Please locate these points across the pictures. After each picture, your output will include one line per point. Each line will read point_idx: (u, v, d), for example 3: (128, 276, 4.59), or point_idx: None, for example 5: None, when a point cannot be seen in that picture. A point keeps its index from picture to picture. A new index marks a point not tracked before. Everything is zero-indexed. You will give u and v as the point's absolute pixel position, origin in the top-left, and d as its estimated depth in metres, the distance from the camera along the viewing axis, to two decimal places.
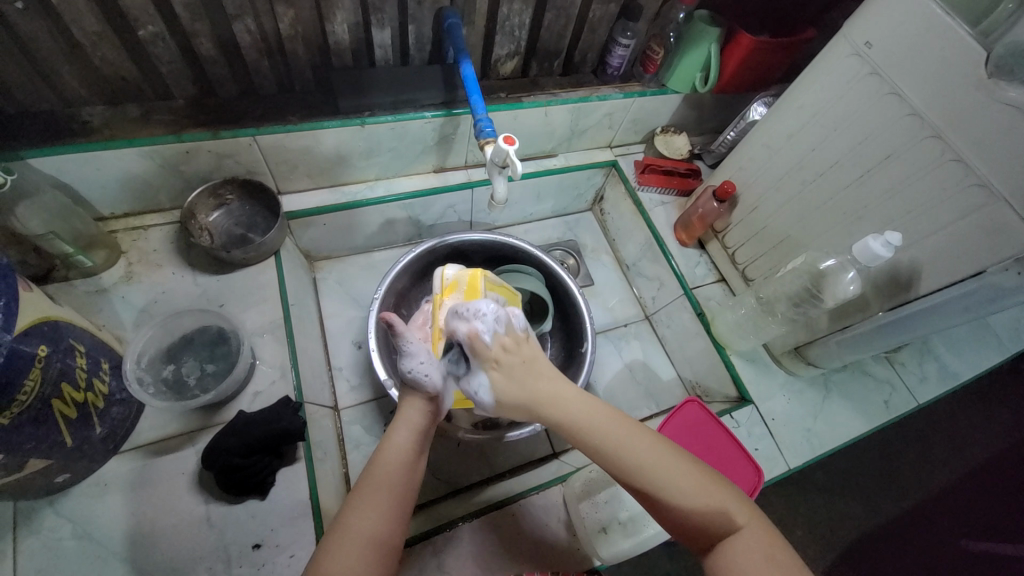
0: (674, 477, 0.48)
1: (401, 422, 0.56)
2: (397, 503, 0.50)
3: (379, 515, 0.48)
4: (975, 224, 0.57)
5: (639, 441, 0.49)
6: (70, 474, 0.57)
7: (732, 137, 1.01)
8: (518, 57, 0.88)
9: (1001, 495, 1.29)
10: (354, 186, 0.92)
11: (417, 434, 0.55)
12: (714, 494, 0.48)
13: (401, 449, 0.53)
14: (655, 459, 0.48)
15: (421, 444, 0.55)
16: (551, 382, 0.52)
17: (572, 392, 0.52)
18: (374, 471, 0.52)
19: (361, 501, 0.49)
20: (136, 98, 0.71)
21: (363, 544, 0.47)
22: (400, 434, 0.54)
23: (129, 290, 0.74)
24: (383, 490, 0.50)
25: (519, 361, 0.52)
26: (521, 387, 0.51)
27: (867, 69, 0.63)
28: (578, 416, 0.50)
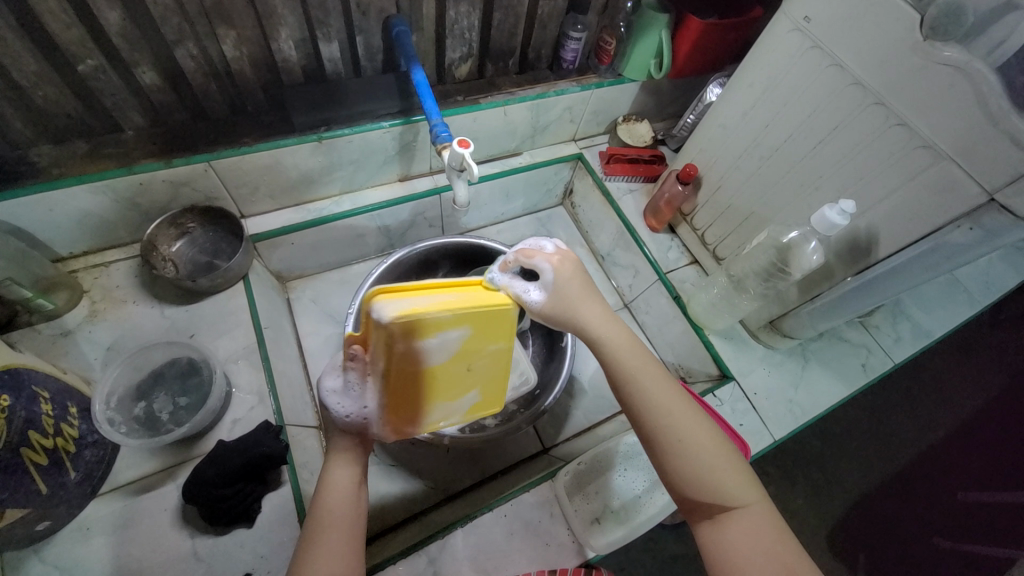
0: (710, 456, 0.49)
1: (338, 463, 0.55)
2: (351, 530, 0.51)
3: (338, 547, 0.49)
4: (925, 184, 0.58)
5: (674, 406, 0.51)
6: (50, 521, 0.56)
7: (691, 120, 1.02)
8: (471, 59, 0.88)
9: (988, 445, 1.33)
10: (320, 203, 0.91)
11: (355, 467, 0.56)
12: (735, 478, 0.49)
13: (344, 486, 0.53)
14: (687, 430, 0.50)
15: (360, 475, 0.56)
16: (606, 321, 0.55)
17: (620, 342, 0.54)
18: (318, 512, 0.51)
19: (317, 540, 0.49)
20: (83, 134, 0.70)
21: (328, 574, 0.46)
22: (339, 474, 0.54)
23: (95, 329, 0.72)
24: (335, 521, 0.50)
25: (581, 276, 0.56)
26: (578, 295, 0.55)
27: (809, 43, 0.65)
28: (622, 363, 0.52)
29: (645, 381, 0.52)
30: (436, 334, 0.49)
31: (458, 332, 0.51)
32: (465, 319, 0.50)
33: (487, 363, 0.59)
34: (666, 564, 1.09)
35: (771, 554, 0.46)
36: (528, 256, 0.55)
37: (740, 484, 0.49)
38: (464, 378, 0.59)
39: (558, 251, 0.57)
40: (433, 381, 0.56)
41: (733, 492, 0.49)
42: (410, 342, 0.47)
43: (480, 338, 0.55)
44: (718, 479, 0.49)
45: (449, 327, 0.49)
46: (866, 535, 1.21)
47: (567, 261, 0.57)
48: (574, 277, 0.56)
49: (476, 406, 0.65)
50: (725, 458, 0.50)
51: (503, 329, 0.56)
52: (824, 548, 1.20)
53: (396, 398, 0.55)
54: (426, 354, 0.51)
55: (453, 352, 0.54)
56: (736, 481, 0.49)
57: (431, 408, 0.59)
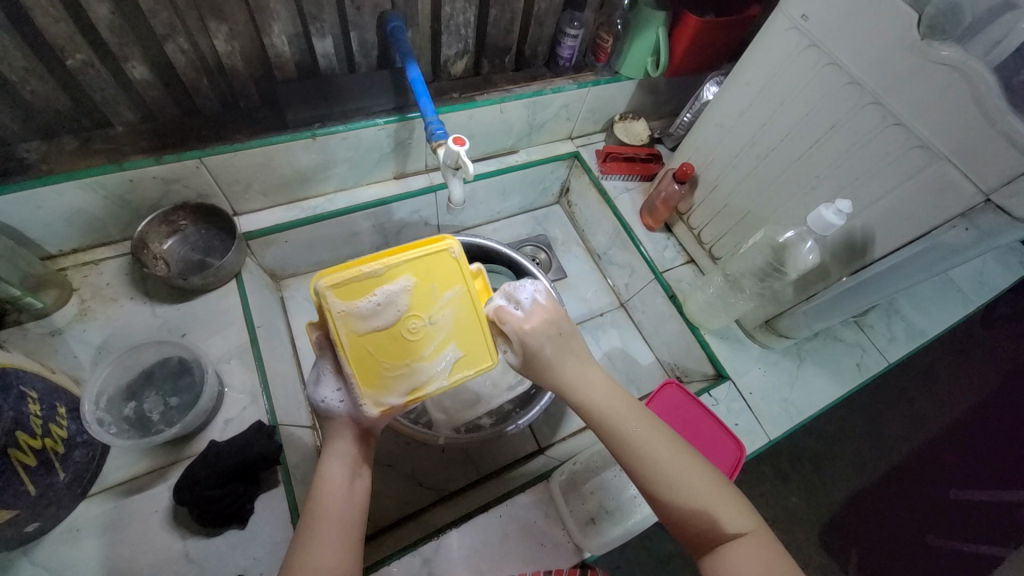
0: (704, 488, 0.50)
1: (331, 459, 0.54)
2: (347, 527, 0.50)
3: (335, 544, 0.48)
4: (921, 184, 0.58)
5: (660, 446, 0.52)
6: (39, 523, 0.55)
7: (688, 119, 1.02)
8: (467, 56, 0.88)
9: (980, 444, 1.34)
10: (314, 200, 0.90)
11: (349, 462, 0.55)
12: (730, 504, 0.50)
13: (339, 482, 0.52)
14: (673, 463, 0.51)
15: (355, 470, 0.55)
16: (584, 372, 0.56)
17: (599, 387, 0.55)
18: (312, 511, 0.50)
19: (312, 538, 0.48)
20: (72, 130, 0.69)
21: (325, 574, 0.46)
22: (334, 470, 0.53)
23: (85, 328, 0.71)
24: (330, 519, 0.49)
25: (557, 334, 0.56)
26: (556, 350, 0.56)
27: (806, 41, 0.64)
28: (604, 412, 0.54)
29: (628, 423, 0.53)
30: (375, 290, 0.54)
31: (398, 284, 0.55)
32: (399, 272, 0.56)
33: (450, 307, 0.57)
34: (661, 562, 1.09)
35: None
36: (500, 320, 0.56)
37: (735, 509, 0.50)
38: (439, 334, 0.57)
39: (534, 311, 0.56)
40: (403, 341, 0.55)
41: (729, 519, 0.49)
42: (351, 302, 0.53)
43: (428, 287, 0.57)
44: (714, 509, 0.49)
45: (383, 280, 0.54)
46: (860, 532, 1.22)
47: (543, 320, 0.56)
48: (547, 340, 0.55)
49: (470, 362, 0.58)
50: (717, 486, 0.51)
51: (450, 273, 0.58)
52: (818, 547, 1.20)
53: (374, 370, 0.53)
54: (375, 312, 0.54)
55: (405, 305, 0.55)
56: (731, 507, 0.50)
57: (414, 371, 0.55)
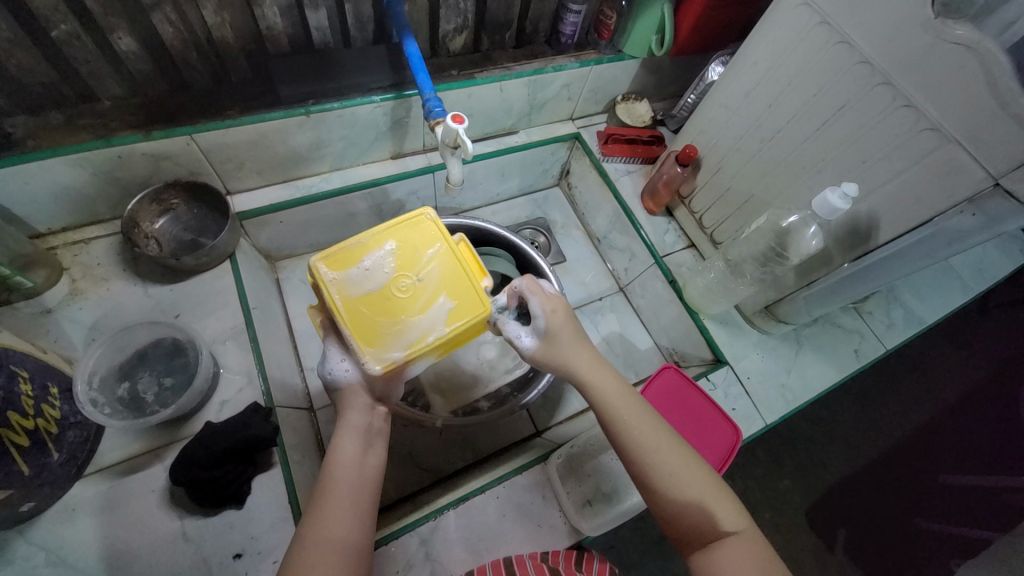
0: (699, 482, 0.52)
1: (344, 431, 0.54)
2: (358, 501, 0.50)
3: (344, 517, 0.48)
4: (929, 168, 0.57)
5: (660, 436, 0.54)
6: (34, 502, 0.55)
7: (692, 100, 1.00)
8: (466, 32, 0.85)
9: (972, 430, 1.36)
10: (309, 180, 0.88)
11: (361, 434, 0.54)
12: (722, 502, 0.52)
13: (350, 454, 0.52)
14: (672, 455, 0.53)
15: (368, 441, 0.55)
16: (594, 361, 0.59)
17: (607, 381, 0.57)
18: (324, 483, 0.50)
19: (322, 509, 0.48)
20: (58, 104, 0.67)
21: (332, 547, 0.46)
22: (346, 440, 0.53)
23: (76, 308, 0.70)
24: (340, 492, 0.49)
25: (573, 323, 0.61)
26: (570, 338, 0.60)
27: (817, 18, 0.62)
28: (611, 400, 0.55)
29: (634, 412, 0.55)
30: (363, 257, 0.56)
31: (382, 249, 0.57)
32: (383, 240, 0.58)
33: (434, 263, 0.57)
34: (655, 543, 1.10)
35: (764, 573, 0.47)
36: (530, 291, 0.60)
37: (727, 506, 0.52)
38: (427, 289, 0.56)
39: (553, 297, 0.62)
40: (393, 297, 0.55)
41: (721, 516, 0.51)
42: (341, 271, 0.55)
43: (411, 249, 0.58)
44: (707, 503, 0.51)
45: (368, 248, 0.57)
46: (850, 515, 1.24)
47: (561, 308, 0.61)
48: (564, 325, 0.60)
49: (465, 311, 0.55)
50: (712, 484, 0.53)
51: (431, 234, 0.59)
52: (807, 528, 1.22)
53: (369, 328, 0.53)
54: (365, 277, 0.55)
55: (391, 267, 0.56)
56: (723, 504, 0.52)
57: (408, 327, 0.53)
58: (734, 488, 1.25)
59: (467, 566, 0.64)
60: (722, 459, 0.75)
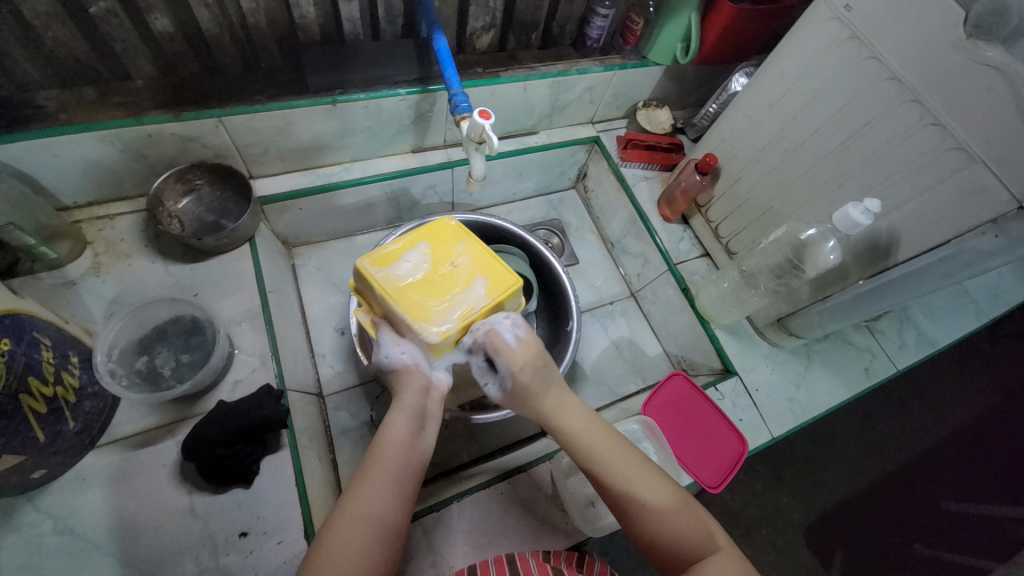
0: (674, 509, 0.52)
1: (397, 411, 0.56)
2: (400, 483, 0.51)
3: (383, 497, 0.50)
4: (953, 188, 0.56)
5: (631, 468, 0.54)
6: (46, 470, 0.56)
7: (713, 110, 1.00)
8: (494, 30, 0.86)
9: (978, 457, 1.34)
10: (330, 168, 0.89)
11: (412, 417, 0.56)
12: (699, 523, 0.52)
13: (399, 436, 0.54)
14: (647, 486, 0.53)
15: (418, 424, 0.56)
16: (561, 399, 0.57)
17: (580, 421, 0.56)
18: (370, 458, 0.53)
19: (364, 486, 0.50)
20: (92, 80, 0.68)
21: (367, 524, 0.48)
22: (397, 421, 0.55)
23: (97, 282, 0.71)
24: (383, 471, 0.51)
25: (541, 364, 0.57)
26: (541, 379, 0.57)
27: (847, 33, 0.63)
28: (579, 439, 0.55)
29: (602, 448, 0.54)
30: (400, 254, 0.59)
31: (416, 246, 0.60)
32: (414, 240, 0.61)
33: (465, 251, 0.60)
34: None
35: None
36: (495, 349, 0.56)
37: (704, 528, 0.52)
38: (464, 272, 0.59)
39: (522, 339, 0.57)
40: (435, 280, 0.57)
41: (700, 539, 0.51)
42: (384, 266, 0.57)
43: (442, 243, 0.61)
44: (683, 528, 0.51)
45: (403, 246, 0.59)
46: (849, 535, 1.23)
47: (530, 351, 0.57)
48: (533, 368, 0.57)
49: (502, 284, 0.58)
50: (689, 509, 0.53)
51: (456, 231, 0.62)
52: (805, 546, 1.22)
53: (418, 308, 0.54)
54: (406, 269, 0.57)
55: (427, 258, 0.59)
56: (700, 527, 0.52)
57: (456, 302, 0.56)
58: (734, 501, 1.25)
59: (468, 560, 0.65)
60: (728, 469, 0.75)
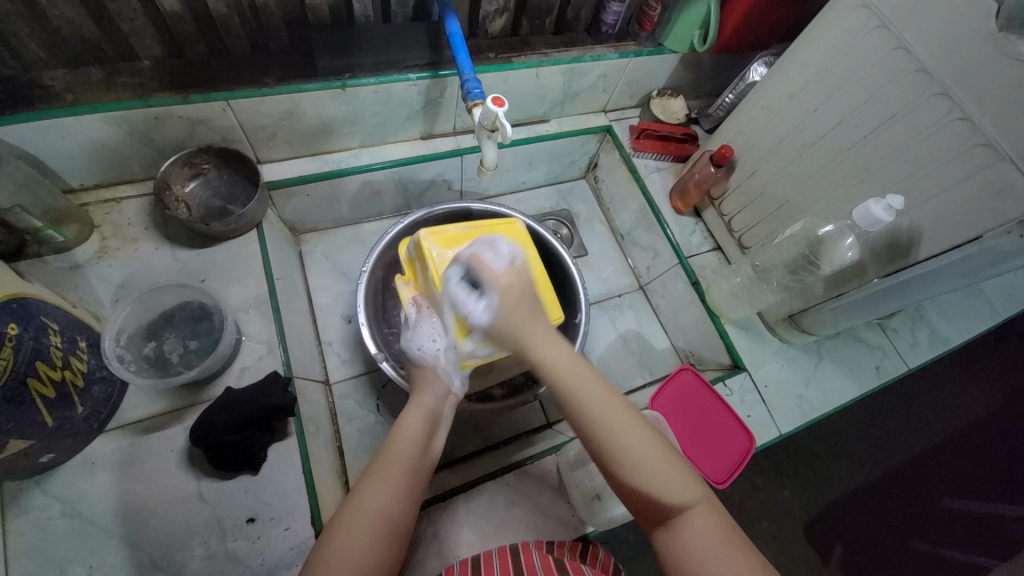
0: (655, 462, 0.49)
1: (415, 407, 0.59)
2: (412, 479, 0.52)
3: (395, 488, 0.50)
4: (979, 185, 0.55)
5: (615, 414, 0.50)
6: (55, 454, 0.56)
7: (730, 100, 0.97)
8: (507, 14, 0.83)
9: (982, 457, 1.34)
10: (339, 154, 0.88)
11: (428, 416, 0.58)
12: (682, 481, 0.49)
13: (415, 430, 0.56)
14: (639, 447, 0.49)
15: (433, 424, 0.58)
16: (544, 337, 0.53)
17: (563, 359, 0.52)
18: (387, 453, 0.53)
19: (376, 477, 0.51)
20: (99, 61, 0.67)
21: (376, 515, 0.48)
22: (414, 416, 0.57)
23: (104, 266, 0.71)
24: (401, 467, 0.52)
25: (525, 299, 0.55)
26: (525, 314, 0.54)
27: (875, 21, 0.60)
28: (560, 377, 0.51)
29: (585, 391, 0.50)
30: (467, 241, 0.65)
31: (481, 240, 0.67)
32: (482, 232, 0.68)
33: (524, 264, 0.68)
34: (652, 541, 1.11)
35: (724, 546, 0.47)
36: (479, 266, 0.57)
37: (688, 485, 0.49)
38: None
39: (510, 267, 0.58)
40: None
41: (682, 496, 0.48)
42: (448, 248, 0.63)
43: None
44: (666, 482, 0.48)
45: (471, 236, 0.66)
46: (849, 528, 1.24)
47: (513, 290, 0.55)
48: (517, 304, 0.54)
49: (545, 309, 0.67)
50: (671, 461, 0.49)
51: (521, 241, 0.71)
52: (806, 540, 1.22)
53: (451, 297, 0.59)
54: (467, 258, 0.64)
55: None
56: (683, 482, 0.49)
57: None
58: (736, 494, 1.25)
59: (473, 550, 0.65)
60: (734, 464, 0.74)
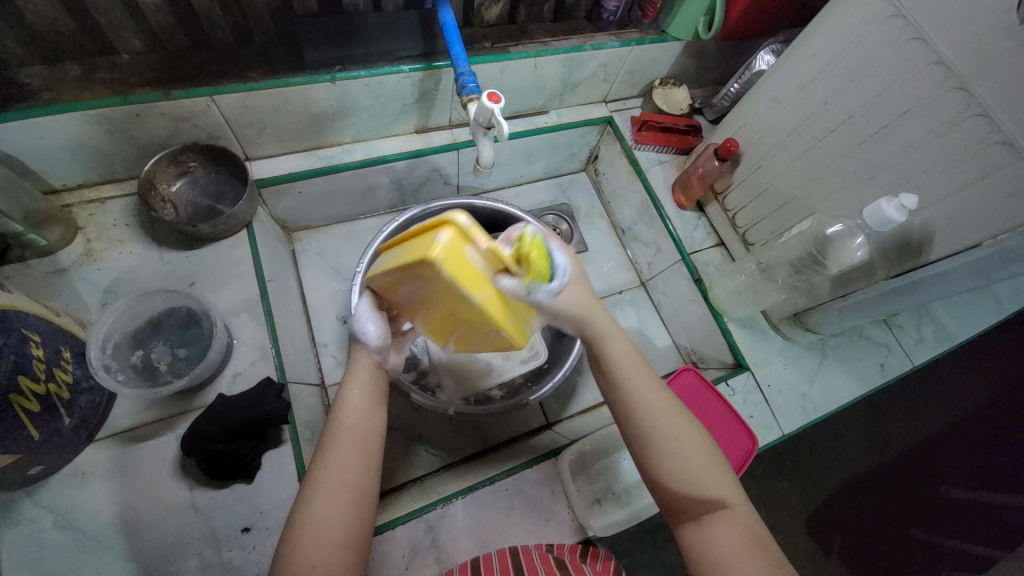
0: (698, 459, 0.50)
1: (352, 377, 0.55)
2: (366, 449, 0.51)
3: (351, 461, 0.49)
4: (997, 185, 0.52)
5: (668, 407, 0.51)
6: (43, 466, 0.55)
7: (735, 89, 0.94)
8: (503, 1, 0.80)
9: (983, 449, 1.33)
10: (330, 150, 0.85)
11: (370, 387, 0.55)
12: (720, 478, 0.50)
13: (360, 402, 0.53)
14: (692, 461, 0.50)
15: (375, 393, 0.55)
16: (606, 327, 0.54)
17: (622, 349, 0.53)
18: (334, 429, 0.51)
19: (330, 454, 0.49)
20: (75, 55, 0.63)
21: (339, 490, 0.48)
22: (357, 389, 0.54)
23: (90, 269, 0.69)
24: (352, 441, 0.50)
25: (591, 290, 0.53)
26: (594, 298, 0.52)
27: (891, 10, 0.57)
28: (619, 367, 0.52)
29: (641, 382, 0.52)
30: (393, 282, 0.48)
31: (406, 281, 0.46)
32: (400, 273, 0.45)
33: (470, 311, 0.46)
34: (651, 534, 1.11)
35: (753, 547, 0.47)
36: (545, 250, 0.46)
37: (723, 483, 0.50)
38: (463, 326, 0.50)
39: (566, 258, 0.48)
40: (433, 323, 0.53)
41: (715, 493, 0.49)
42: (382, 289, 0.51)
43: (441, 294, 0.45)
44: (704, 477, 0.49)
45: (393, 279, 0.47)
46: (848, 518, 1.24)
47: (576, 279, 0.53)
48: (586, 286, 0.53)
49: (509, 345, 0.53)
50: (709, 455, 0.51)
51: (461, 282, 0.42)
52: (806, 532, 1.22)
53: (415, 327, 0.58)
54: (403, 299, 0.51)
55: (422, 294, 0.47)
56: (719, 479, 0.50)
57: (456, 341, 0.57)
58: None
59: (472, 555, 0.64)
60: (736, 466, 0.73)
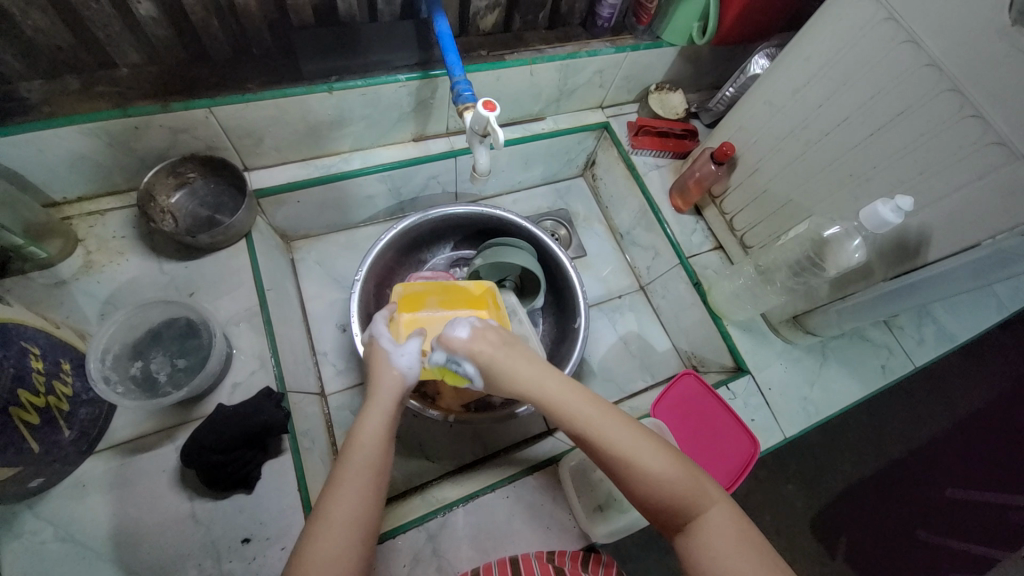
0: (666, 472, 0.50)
1: (371, 409, 0.54)
2: (377, 484, 0.50)
3: (360, 494, 0.48)
4: (992, 185, 0.53)
5: (617, 429, 0.51)
6: (44, 478, 0.55)
7: (730, 93, 0.94)
8: (499, 9, 0.81)
9: (987, 449, 1.32)
10: (328, 159, 0.86)
11: (388, 419, 0.54)
12: (694, 479, 0.50)
13: (376, 434, 0.52)
14: (664, 476, 0.49)
15: (392, 425, 0.54)
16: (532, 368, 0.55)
17: (556, 385, 0.54)
18: (344, 464, 0.50)
19: (340, 488, 0.48)
20: (75, 69, 0.64)
21: (345, 526, 0.47)
22: (374, 420, 0.53)
23: (89, 281, 0.69)
24: (361, 475, 0.49)
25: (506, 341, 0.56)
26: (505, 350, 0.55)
27: (883, 13, 0.58)
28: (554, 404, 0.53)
29: (581, 411, 0.52)
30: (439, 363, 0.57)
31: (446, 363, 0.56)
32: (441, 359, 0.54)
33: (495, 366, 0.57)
34: (655, 540, 1.10)
35: (743, 542, 0.47)
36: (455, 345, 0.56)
37: (695, 484, 0.50)
38: None
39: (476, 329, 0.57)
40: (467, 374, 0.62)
41: (691, 498, 0.49)
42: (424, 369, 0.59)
43: None
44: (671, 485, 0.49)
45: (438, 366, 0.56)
46: (853, 521, 1.23)
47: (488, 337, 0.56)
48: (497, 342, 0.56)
49: None
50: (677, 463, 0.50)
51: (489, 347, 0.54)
52: (811, 536, 1.21)
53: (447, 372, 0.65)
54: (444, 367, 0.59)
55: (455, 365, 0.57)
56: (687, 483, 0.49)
57: None
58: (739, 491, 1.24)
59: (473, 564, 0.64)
60: (738, 470, 0.71)
